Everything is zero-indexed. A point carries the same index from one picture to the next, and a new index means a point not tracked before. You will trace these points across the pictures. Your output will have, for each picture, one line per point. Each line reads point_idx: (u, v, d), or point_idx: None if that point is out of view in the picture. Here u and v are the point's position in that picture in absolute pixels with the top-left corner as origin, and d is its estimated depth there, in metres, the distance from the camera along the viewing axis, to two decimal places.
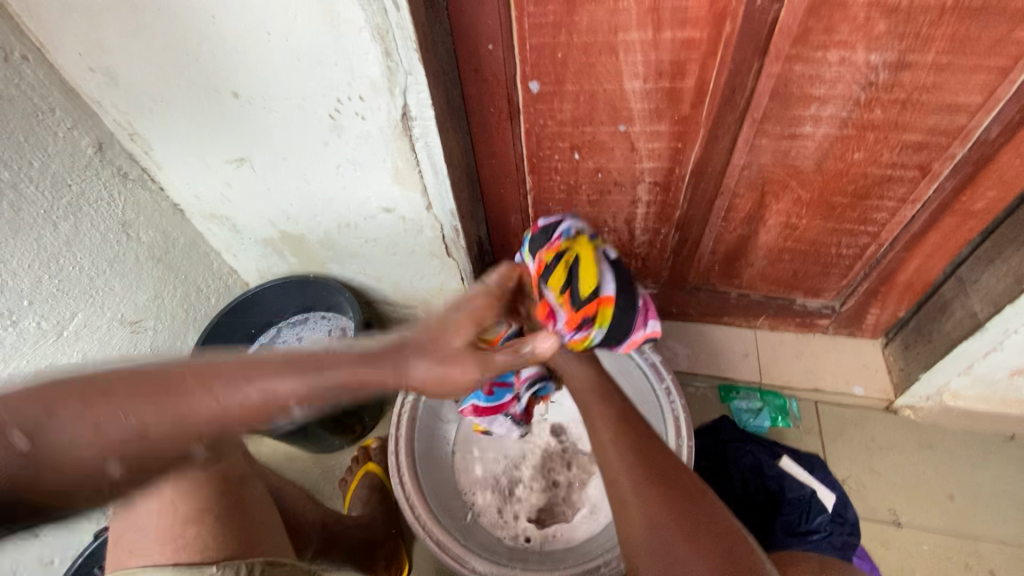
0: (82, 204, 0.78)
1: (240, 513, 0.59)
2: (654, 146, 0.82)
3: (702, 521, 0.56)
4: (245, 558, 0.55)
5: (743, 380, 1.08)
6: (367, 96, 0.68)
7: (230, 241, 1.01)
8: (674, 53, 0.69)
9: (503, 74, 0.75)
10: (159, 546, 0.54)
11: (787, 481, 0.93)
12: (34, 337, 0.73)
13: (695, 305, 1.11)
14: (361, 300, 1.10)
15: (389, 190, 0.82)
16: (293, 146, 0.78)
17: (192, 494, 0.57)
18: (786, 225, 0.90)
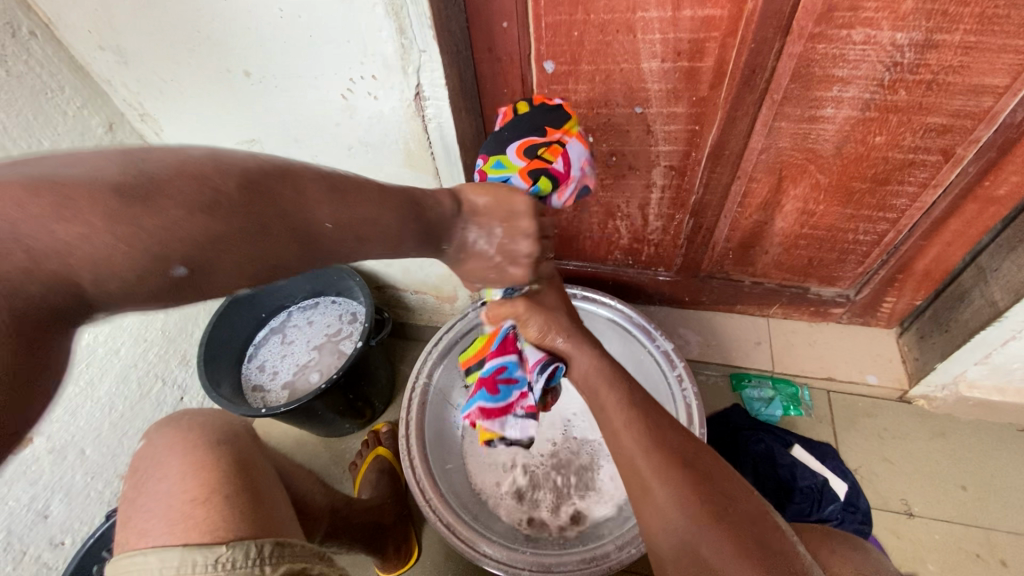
0: None
1: (256, 491, 0.59)
2: (670, 129, 0.80)
3: (730, 499, 0.50)
4: (255, 538, 0.53)
5: (755, 368, 1.08)
6: (379, 75, 0.67)
7: None
8: (693, 32, 0.67)
9: (517, 54, 0.74)
10: (169, 525, 0.53)
11: (799, 470, 0.93)
12: None
13: (707, 292, 1.10)
14: (371, 286, 1.10)
15: (401, 172, 0.81)
16: (303, 125, 0.77)
17: (209, 472, 0.58)
18: (803, 211, 0.89)
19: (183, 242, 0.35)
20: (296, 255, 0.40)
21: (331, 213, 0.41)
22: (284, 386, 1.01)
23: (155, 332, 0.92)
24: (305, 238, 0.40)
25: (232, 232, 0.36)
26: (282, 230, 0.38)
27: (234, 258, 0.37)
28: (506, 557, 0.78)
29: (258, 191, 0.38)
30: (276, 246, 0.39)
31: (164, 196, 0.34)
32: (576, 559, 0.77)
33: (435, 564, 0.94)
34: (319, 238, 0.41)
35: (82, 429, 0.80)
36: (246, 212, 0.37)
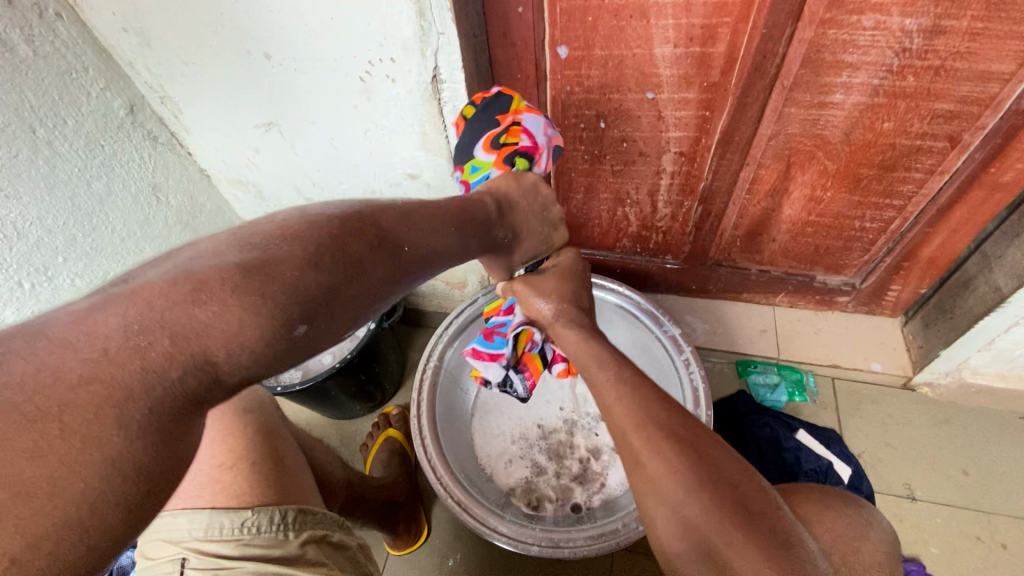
0: (114, 164, 0.80)
1: (279, 459, 0.61)
2: (681, 115, 0.82)
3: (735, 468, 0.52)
4: (278, 504, 0.55)
5: (761, 355, 1.09)
6: (398, 57, 0.68)
7: (255, 210, 1.02)
8: (706, 17, 0.68)
9: (532, 39, 0.75)
10: (200, 487, 0.56)
11: (803, 453, 0.94)
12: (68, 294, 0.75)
13: (714, 281, 1.11)
14: None
15: (415, 155, 0.83)
16: (321, 108, 0.78)
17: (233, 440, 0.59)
18: (811, 198, 0.90)
19: (308, 291, 0.37)
20: (392, 290, 0.44)
21: (409, 250, 0.46)
22: (298, 367, 1.02)
23: None
24: (397, 273, 0.44)
25: (349, 275, 0.40)
26: (382, 266, 0.42)
27: (353, 297, 0.40)
28: (517, 533, 0.80)
29: (360, 238, 0.41)
30: (378, 282, 0.42)
31: (282, 260, 0.36)
32: (585, 536, 0.78)
33: (445, 542, 0.96)
34: (407, 272, 0.46)
35: None
36: (353, 257, 0.40)
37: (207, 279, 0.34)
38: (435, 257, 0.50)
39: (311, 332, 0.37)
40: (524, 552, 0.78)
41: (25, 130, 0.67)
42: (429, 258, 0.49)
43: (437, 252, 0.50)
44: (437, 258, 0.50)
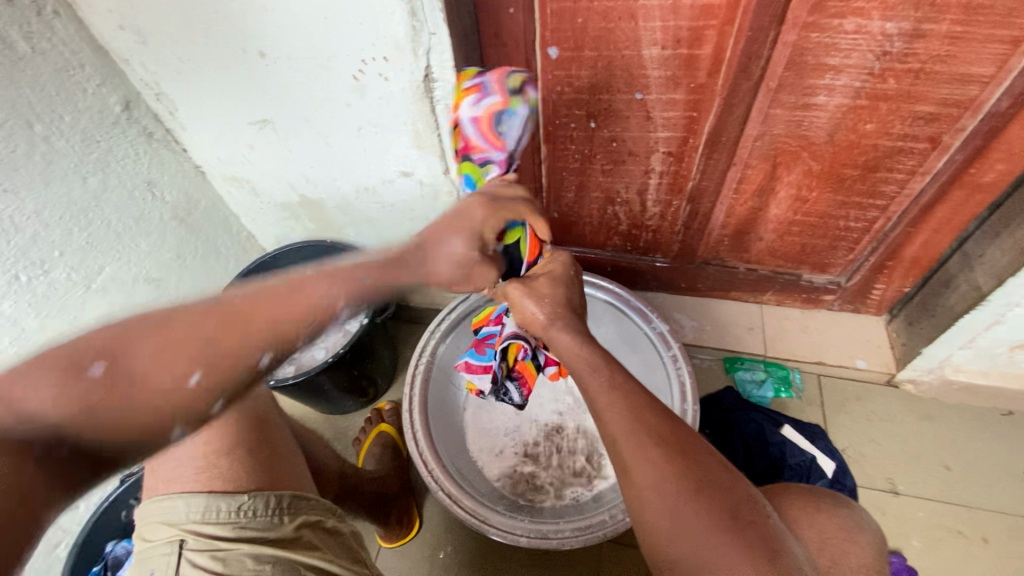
0: (110, 160, 0.81)
1: (273, 445, 0.62)
2: (669, 115, 0.83)
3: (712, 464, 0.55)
4: (274, 490, 0.57)
5: (748, 353, 1.11)
6: (391, 56, 0.70)
7: (250, 206, 1.03)
8: (693, 20, 0.70)
9: (523, 39, 0.77)
10: (196, 473, 0.57)
11: (788, 447, 0.96)
12: (65, 288, 0.76)
13: (703, 279, 1.13)
14: None
15: (408, 153, 0.84)
16: (315, 106, 0.79)
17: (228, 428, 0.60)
18: (796, 198, 0.92)
19: (146, 350, 0.42)
20: (226, 344, 0.43)
21: (259, 304, 0.45)
22: (291, 362, 1.03)
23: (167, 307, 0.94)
24: (232, 325, 0.44)
25: (170, 335, 0.43)
26: (214, 321, 0.44)
27: (170, 353, 0.42)
28: (506, 525, 0.81)
29: (219, 308, 0.44)
30: (209, 338, 0.43)
31: (149, 327, 0.43)
32: (573, 528, 0.80)
33: (436, 535, 0.97)
34: (251, 323, 0.44)
35: None
36: (183, 320, 0.43)
37: (63, 352, 0.41)
38: (307, 302, 0.46)
39: (111, 383, 0.41)
40: (513, 542, 0.80)
41: (22, 126, 0.69)
42: (294, 305, 0.46)
43: (304, 296, 0.46)
44: (312, 305, 0.46)
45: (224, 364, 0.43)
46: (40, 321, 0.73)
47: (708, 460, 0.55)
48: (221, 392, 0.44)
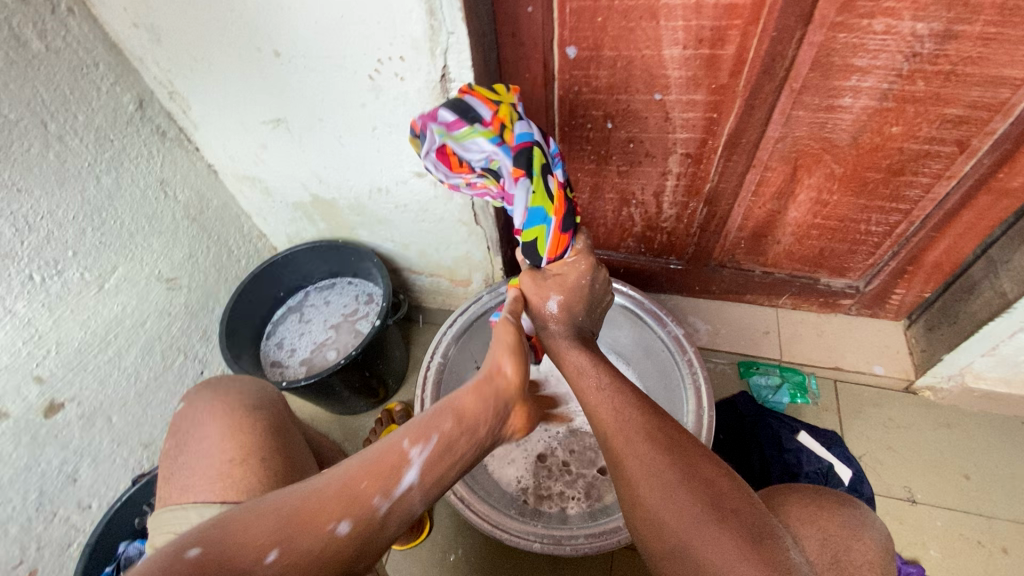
0: (123, 159, 0.80)
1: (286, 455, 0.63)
2: (688, 116, 0.82)
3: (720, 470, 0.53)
4: None
5: (763, 357, 1.09)
6: (407, 56, 0.69)
7: (261, 205, 1.02)
8: (716, 19, 0.68)
9: (541, 38, 0.75)
10: (211, 482, 0.58)
11: (804, 455, 0.95)
12: (78, 287, 0.76)
13: (718, 281, 1.12)
14: (388, 268, 1.12)
15: None
16: (329, 105, 0.78)
17: (244, 437, 0.62)
18: (816, 201, 0.90)
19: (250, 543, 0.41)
20: (325, 518, 0.42)
21: (351, 477, 0.45)
22: (302, 362, 1.03)
23: (179, 307, 0.93)
24: (330, 501, 0.43)
25: (268, 518, 0.42)
26: (309, 496, 0.43)
27: (268, 535, 0.41)
28: (518, 530, 0.80)
29: (301, 500, 0.44)
30: (306, 512, 0.42)
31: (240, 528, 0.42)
32: (586, 534, 0.79)
33: (446, 538, 0.97)
34: (347, 490, 0.44)
35: (110, 398, 0.83)
36: (279, 502, 0.43)
37: (166, 544, 0.40)
38: (398, 466, 0.46)
39: (209, 572, 0.39)
40: (526, 548, 0.79)
41: (36, 125, 0.68)
42: (385, 473, 0.46)
43: (395, 459, 0.46)
44: (402, 468, 0.46)
45: (324, 539, 0.42)
46: (54, 321, 0.73)
47: (728, 473, 0.53)
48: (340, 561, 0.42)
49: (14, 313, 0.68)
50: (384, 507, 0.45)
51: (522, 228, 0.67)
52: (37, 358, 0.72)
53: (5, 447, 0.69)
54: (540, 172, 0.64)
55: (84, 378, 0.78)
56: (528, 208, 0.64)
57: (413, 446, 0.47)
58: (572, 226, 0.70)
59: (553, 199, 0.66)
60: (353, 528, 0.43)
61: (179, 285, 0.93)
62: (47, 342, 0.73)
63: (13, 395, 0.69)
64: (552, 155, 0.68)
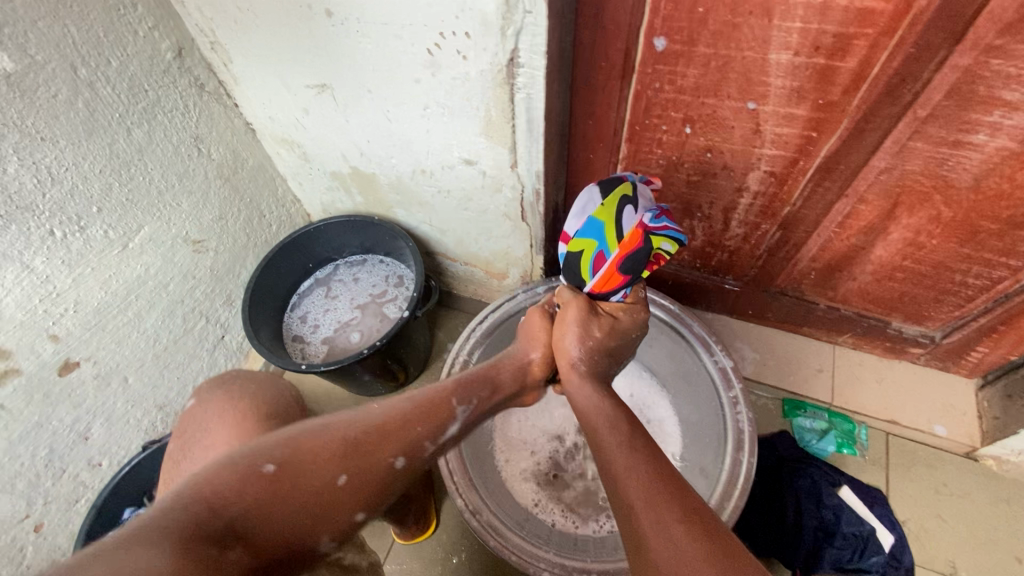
0: (157, 111, 0.75)
1: None
2: (782, 132, 0.71)
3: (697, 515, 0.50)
4: None
5: (812, 398, 1.01)
6: (474, 33, 0.60)
7: (298, 170, 0.96)
8: (843, 25, 0.57)
9: (627, 24, 0.65)
10: None
11: (845, 513, 0.87)
12: (100, 246, 0.72)
13: (774, 309, 1.02)
14: (422, 250, 1.06)
15: (475, 141, 0.75)
16: (380, 78, 0.70)
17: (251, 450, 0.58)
18: (910, 243, 0.79)
19: (264, 514, 0.43)
20: (365, 459, 0.49)
21: (383, 424, 0.53)
22: (325, 341, 0.99)
23: (204, 270, 0.89)
24: (372, 443, 0.51)
25: (322, 446, 0.48)
26: (353, 430, 0.51)
27: (321, 462, 0.47)
28: (526, 551, 0.77)
29: (309, 470, 0.46)
30: (353, 448, 0.49)
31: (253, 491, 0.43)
32: (599, 567, 0.75)
33: (452, 539, 0.95)
34: (381, 438, 0.52)
35: (127, 358, 0.81)
36: (321, 433, 0.49)
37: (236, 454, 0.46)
38: (416, 425, 0.55)
39: (274, 490, 0.44)
40: (533, 573, 0.75)
41: (66, 68, 0.63)
42: (409, 432, 0.54)
43: (419, 421, 0.55)
44: (422, 432, 0.55)
45: (365, 475, 0.49)
46: (73, 278, 0.70)
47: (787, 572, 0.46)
48: (336, 538, 0.48)
49: (31, 269, 0.65)
50: (403, 465, 0.52)
51: (572, 236, 0.74)
52: (53, 317, 0.69)
53: (17, 404, 0.68)
54: (614, 198, 0.70)
55: (101, 339, 0.76)
56: (586, 218, 0.72)
57: (403, 450, 0.53)
58: (625, 266, 0.71)
59: (619, 236, 0.70)
60: (383, 475, 0.51)
61: (206, 248, 0.88)
62: (64, 301, 0.70)
63: (26, 352, 0.67)
64: (648, 201, 0.71)
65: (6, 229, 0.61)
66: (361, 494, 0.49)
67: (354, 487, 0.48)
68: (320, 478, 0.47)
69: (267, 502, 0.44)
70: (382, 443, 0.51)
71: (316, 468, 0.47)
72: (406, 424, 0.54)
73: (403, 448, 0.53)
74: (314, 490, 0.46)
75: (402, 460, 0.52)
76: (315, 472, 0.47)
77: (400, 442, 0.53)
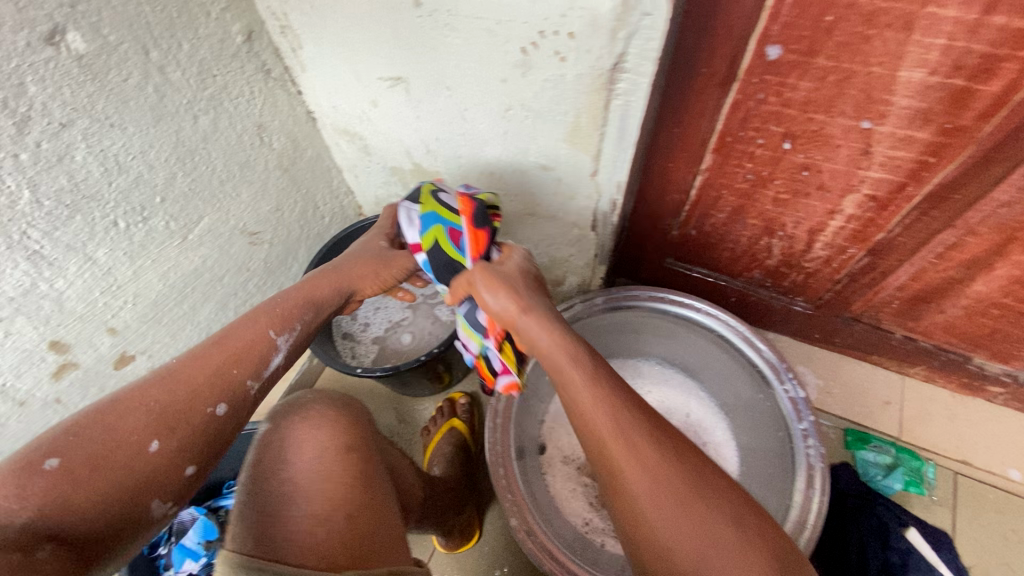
0: (223, 98, 0.71)
1: (376, 509, 0.54)
2: (895, 155, 0.65)
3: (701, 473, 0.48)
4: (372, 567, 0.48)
5: (878, 431, 0.96)
6: (579, 33, 0.55)
7: (356, 162, 0.93)
8: (996, 45, 0.51)
9: (740, 30, 0.60)
10: (286, 541, 0.48)
11: (913, 559, 0.82)
12: (161, 237, 0.69)
13: (844, 335, 0.97)
14: None
15: (556, 147, 0.70)
16: (462, 75, 0.66)
17: (332, 490, 0.52)
18: (1015, 280, 0.73)
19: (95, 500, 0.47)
20: (173, 416, 0.52)
21: (167, 386, 0.53)
22: (374, 340, 0.96)
23: (258, 263, 0.86)
24: (164, 409, 0.52)
25: (111, 425, 0.49)
26: (150, 398, 0.52)
27: (119, 438, 0.49)
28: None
29: (92, 452, 0.48)
30: (152, 416, 0.51)
31: (70, 486, 0.46)
32: None
33: (494, 551, 0.93)
34: (184, 397, 0.53)
35: (180, 351, 0.78)
36: (107, 410, 0.50)
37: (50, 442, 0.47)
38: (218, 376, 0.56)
39: (69, 477, 0.46)
40: None
41: (137, 51, 0.59)
42: (202, 384, 0.55)
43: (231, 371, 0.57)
44: (237, 375, 0.57)
45: (176, 438, 0.52)
46: (133, 270, 0.67)
47: None
48: (171, 496, 0.52)
49: (93, 261, 0.62)
50: (225, 411, 0.55)
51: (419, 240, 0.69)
52: (112, 309, 0.67)
53: (73, 396, 0.66)
54: (427, 191, 0.71)
55: (157, 332, 0.74)
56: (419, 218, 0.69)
57: (222, 401, 0.55)
58: (482, 222, 0.67)
59: (452, 210, 0.69)
60: (199, 425, 0.54)
61: (261, 240, 0.85)
62: (123, 293, 0.67)
63: (84, 345, 0.65)
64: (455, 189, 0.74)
65: (71, 219, 0.59)
66: (183, 451, 0.52)
67: (173, 448, 0.51)
68: (108, 451, 0.49)
69: (63, 485, 0.46)
70: (179, 395, 0.53)
71: (90, 443, 0.48)
72: (201, 366, 0.56)
73: (215, 400, 0.55)
74: (131, 459, 0.49)
75: (218, 407, 0.55)
76: (93, 447, 0.48)
77: (208, 395, 0.55)
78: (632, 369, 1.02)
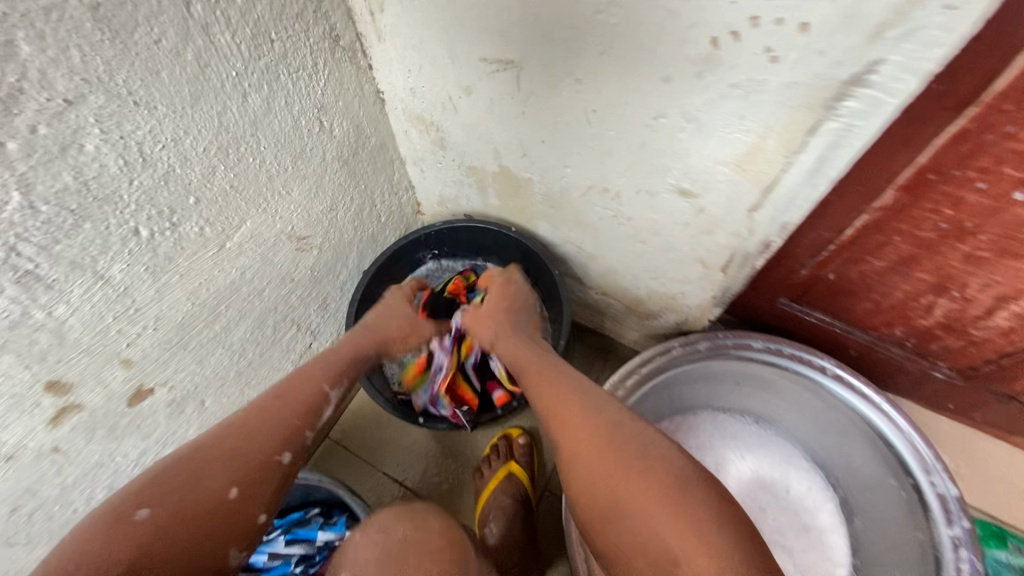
0: (280, 71, 0.55)
1: None
2: None
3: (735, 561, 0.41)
4: None
5: (1016, 528, 0.80)
6: (817, 26, 0.37)
7: (425, 154, 0.76)
8: None
9: None
10: None
11: None
12: (193, 247, 0.54)
13: (987, 411, 0.81)
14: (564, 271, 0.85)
15: (713, 173, 0.53)
16: (604, 67, 0.49)
17: None
18: None
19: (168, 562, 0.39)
20: (260, 450, 0.48)
21: (233, 432, 0.49)
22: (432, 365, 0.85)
23: (303, 272, 0.71)
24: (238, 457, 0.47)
25: (203, 458, 0.45)
26: (226, 443, 0.47)
27: (205, 480, 0.44)
28: None
29: (183, 481, 0.43)
30: (228, 462, 0.46)
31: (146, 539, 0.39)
32: None
33: None
34: (257, 441, 0.48)
35: (207, 379, 0.64)
36: (172, 464, 0.44)
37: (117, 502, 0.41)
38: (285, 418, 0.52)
39: (153, 529, 0.40)
40: None
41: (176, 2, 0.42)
42: (269, 426, 0.50)
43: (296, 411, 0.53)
44: (302, 424, 0.52)
45: (253, 487, 0.46)
46: (156, 289, 0.52)
47: None
48: (244, 547, 0.45)
49: (105, 280, 0.47)
50: (291, 459, 0.50)
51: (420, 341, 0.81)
52: (127, 338, 0.52)
53: (76, 442, 0.52)
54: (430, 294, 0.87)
55: (181, 359, 0.59)
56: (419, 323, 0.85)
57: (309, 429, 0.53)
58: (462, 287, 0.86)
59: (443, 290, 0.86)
60: (275, 471, 0.48)
61: (310, 246, 0.70)
62: (143, 318, 0.52)
63: (91, 382, 0.51)
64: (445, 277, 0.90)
65: (78, 228, 0.44)
66: (260, 498, 0.46)
67: (252, 494, 0.46)
68: (189, 493, 0.43)
69: (143, 538, 0.39)
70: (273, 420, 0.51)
71: (174, 483, 0.43)
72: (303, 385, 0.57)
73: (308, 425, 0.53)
74: (210, 512, 0.43)
75: (287, 452, 0.50)
76: (180, 483, 0.43)
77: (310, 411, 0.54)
78: (722, 428, 0.87)
